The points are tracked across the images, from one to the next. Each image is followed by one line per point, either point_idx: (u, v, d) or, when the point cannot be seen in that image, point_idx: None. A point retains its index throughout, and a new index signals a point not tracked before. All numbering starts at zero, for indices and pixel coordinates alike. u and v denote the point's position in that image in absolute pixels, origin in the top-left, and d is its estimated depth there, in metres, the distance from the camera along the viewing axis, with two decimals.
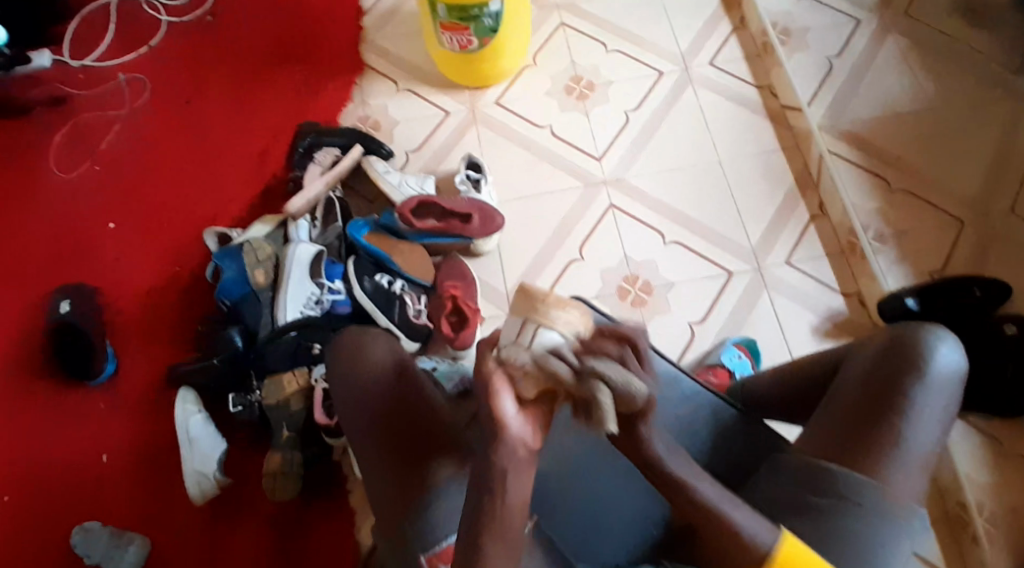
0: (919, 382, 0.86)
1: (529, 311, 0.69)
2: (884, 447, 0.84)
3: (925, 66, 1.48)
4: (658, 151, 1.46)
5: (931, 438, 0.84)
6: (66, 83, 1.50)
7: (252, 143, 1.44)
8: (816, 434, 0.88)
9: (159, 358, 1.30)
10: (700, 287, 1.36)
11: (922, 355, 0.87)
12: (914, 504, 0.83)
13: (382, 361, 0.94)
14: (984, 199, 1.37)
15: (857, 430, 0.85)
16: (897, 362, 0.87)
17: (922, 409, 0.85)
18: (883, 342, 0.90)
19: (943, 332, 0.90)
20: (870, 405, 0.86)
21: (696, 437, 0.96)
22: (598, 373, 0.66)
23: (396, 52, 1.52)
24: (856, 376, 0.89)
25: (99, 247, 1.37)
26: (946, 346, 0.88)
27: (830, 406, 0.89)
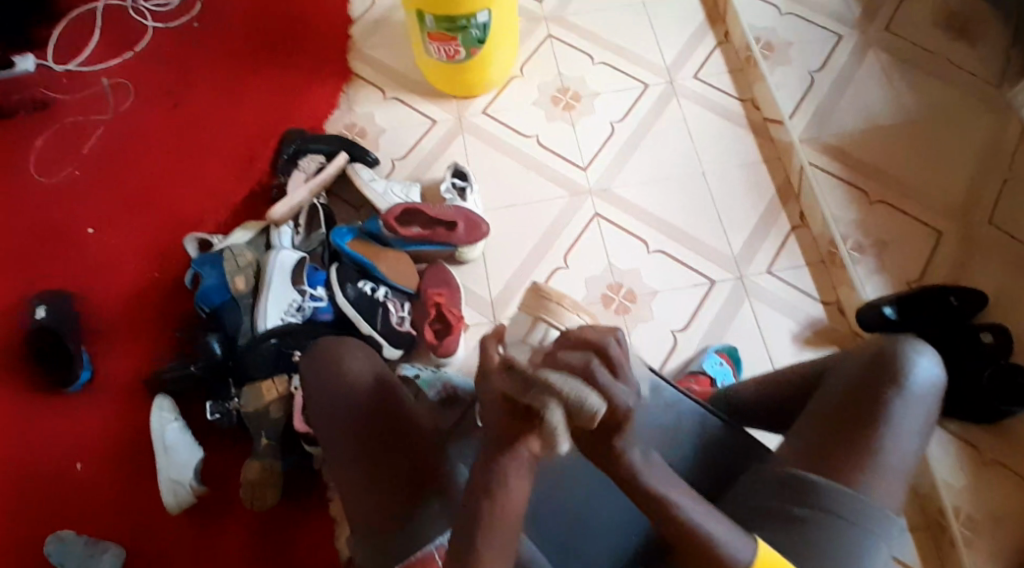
0: (900, 394, 0.87)
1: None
2: (863, 456, 0.84)
3: (905, 81, 1.51)
4: (642, 161, 1.47)
5: (910, 449, 0.85)
6: (50, 87, 1.49)
7: (237, 149, 1.43)
8: (796, 443, 0.89)
9: (140, 364, 1.29)
10: (683, 296, 1.37)
11: (903, 367, 0.88)
12: (893, 514, 0.84)
13: (361, 375, 0.93)
14: (962, 212, 1.39)
15: (837, 440, 0.86)
16: (877, 374, 0.88)
17: (901, 420, 0.86)
18: (865, 354, 0.91)
19: (922, 344, 0.91)
20: (850, 416, 0.87)
21: (680, 443, 0.96)
22: (549, 383, 0.64)
23: (383, 61, 1.53)
24: (837, 387, 0.90)
25: (80, 252, 1.36)
26: (926, 358, 0.89)
27: (811, 417, 0.90)
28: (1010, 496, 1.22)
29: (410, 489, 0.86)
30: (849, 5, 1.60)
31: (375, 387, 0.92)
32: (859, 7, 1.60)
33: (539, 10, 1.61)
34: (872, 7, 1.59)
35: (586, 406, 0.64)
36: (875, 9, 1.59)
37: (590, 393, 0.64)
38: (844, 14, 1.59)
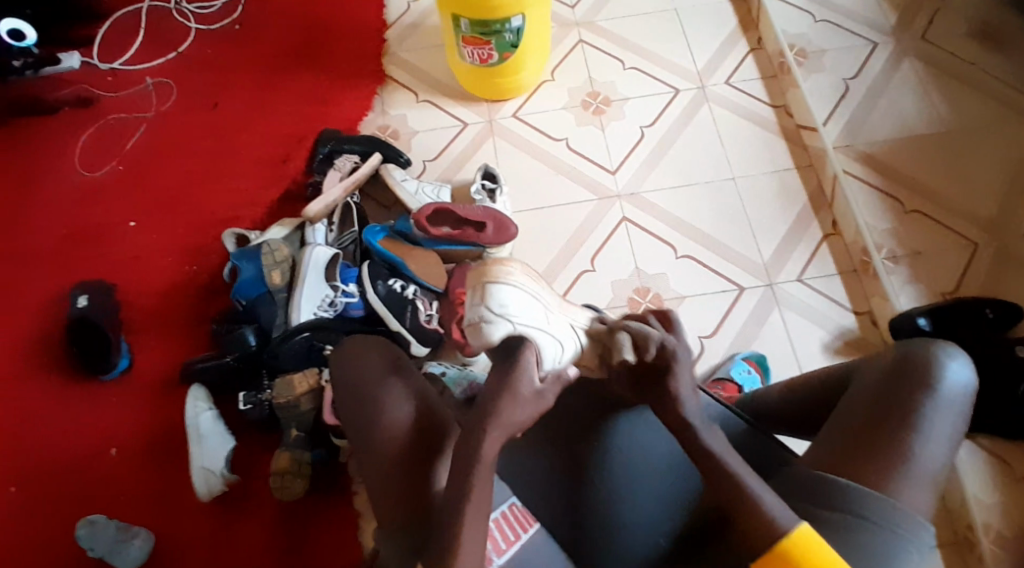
0: (928, 396, 0.87)
1: (479, 280, 1.02)
2: (894, 459, 0.84)
3: (942, 90, 1.49)
4: (672, 166, 1.47)
5: (942, 452, 0.85)
6: (97, 85, 1.54)
7: (273, 148, 1.47)
8: (823, 447, 0.89)
9: (174, 354, 1.32)
10: (710, 302, 1.37)
11: (933, 369, 0.88)
12: (924, 518, 0.83)
13: (383, 367, 0.95)
14: (999, 222, 1.37)
15: (866, 444, 0.86)
16: (907, 377, 0.89)
17: (931, 423, 0.86)
18: (894, 357, 0.92)
19: (953, 348, 0.91)
20: (879, 417, 0.87)
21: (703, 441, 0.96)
22: (624, 325, 0.86)
23: (416, 64, 1.56)
24: (864, 392, 0.91)
25: (119, 245, 1.40)
26: (956, 362, 0.89)
27: (838, 419, 0.90)
28: None
29: (426, 473, 0.87)
30: (885, 13, 1.59)
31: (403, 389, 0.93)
32: (895, 14, 1.58)
33: (572, 15, 1.63)
34: (909, 15, 1.58)
35: (648, 334, 0.81)
36: (911, 17, 1.57)
37: (648, 327, 0.83)
38: (880, 22, 1.58)
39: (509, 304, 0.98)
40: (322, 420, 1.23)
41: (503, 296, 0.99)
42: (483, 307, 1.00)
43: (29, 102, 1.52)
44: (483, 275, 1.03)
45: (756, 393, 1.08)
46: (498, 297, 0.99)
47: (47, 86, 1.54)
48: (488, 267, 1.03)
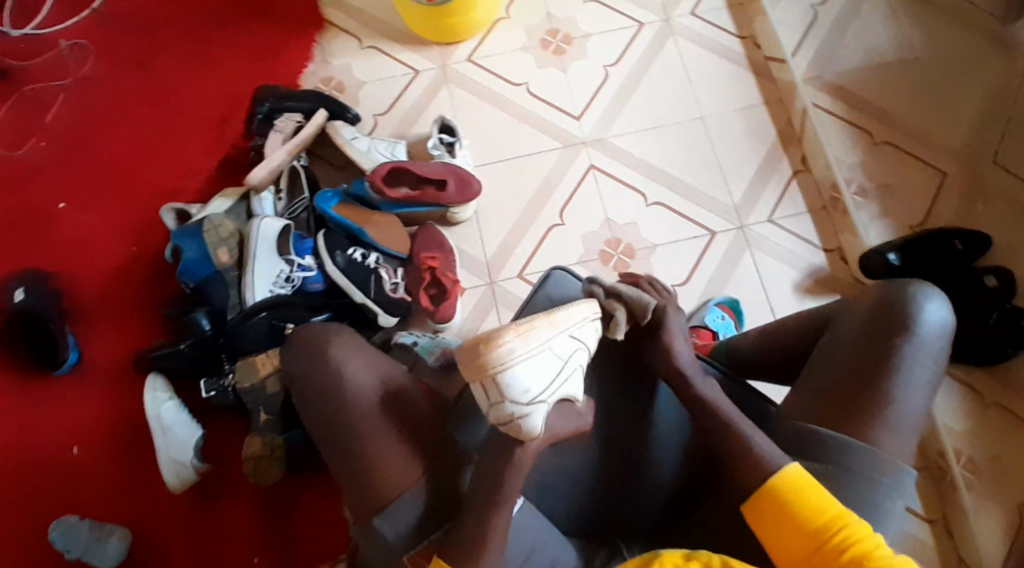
0: (907, 340, 0.83)
1: (478, 373, 0.78)
2: (875, 410, 0.81)
3: (909, 11, 1.44)
4: (640, 108, 1.40)
5: (922, 398, 0.82)
6: (5, 50, 1.38)
7: (210, 110, 1.34)
8: (806, 398, 0.86)
9: (126, 344, 1.23)
10: (684, 248, 1.33)
11: (910, 314, 0.84)
12: (907, 465, 0.81)
13: (341, 363, 0.86)
14: (967, 149, 1.35)
15: (849, 394, 0.83)
16: (885, 324, 0.84)
17: (911, 370, 0.82)
18: (870, 302, 0.86)
19: (929, 287, 0.86)
20: (860, 370, 0.83)
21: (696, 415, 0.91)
22: (618, 294, 0.89)
23: (358, 5, 1.43)
24: (844, 338, 0.86)
25: (51, 226, 1.28)
26: (934, 303, 0.84)
27: (818, 374, 0.86)
28: (1012, 437, 1.23)
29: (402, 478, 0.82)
30: None
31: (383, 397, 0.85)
32: None
33: None
34: None
35: (645, 302, 0.88)
36: None
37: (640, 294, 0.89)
38: None
39: (540, 382, 0.78)
40: (291, 400, 1.17)
41: (525, 379, 0.78)
42: (511, 404, 0.78)
43: None
44: (477, 360, 0.77)
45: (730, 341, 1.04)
46: (514, 381, 0.77)
47: None
48: (477, 343, 0.78)
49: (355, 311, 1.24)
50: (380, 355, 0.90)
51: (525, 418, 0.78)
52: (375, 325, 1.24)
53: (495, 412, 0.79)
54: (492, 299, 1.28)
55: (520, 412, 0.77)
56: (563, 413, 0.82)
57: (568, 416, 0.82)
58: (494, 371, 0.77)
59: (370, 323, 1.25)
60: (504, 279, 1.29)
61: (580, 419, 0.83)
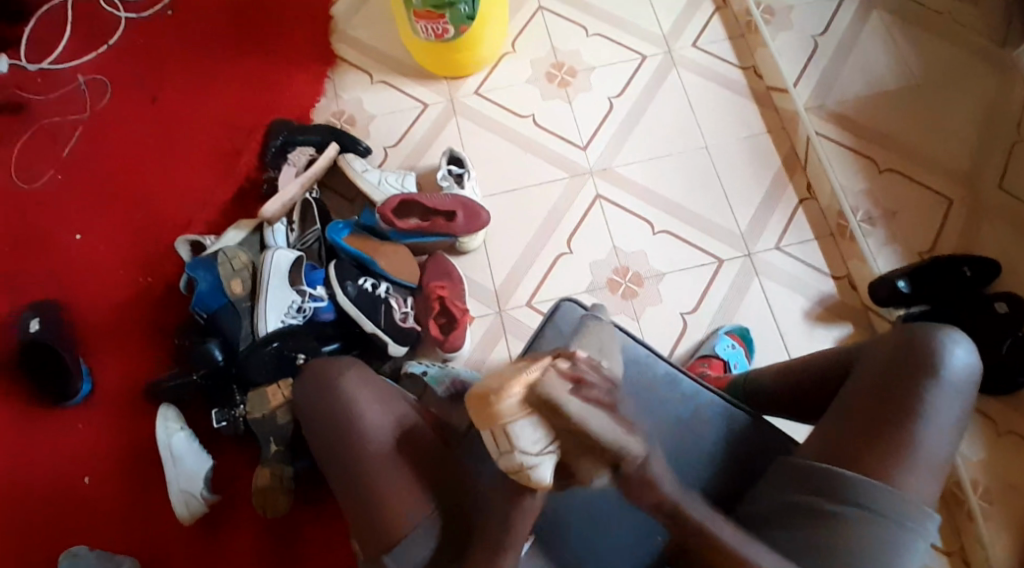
0: (933, 383, 0.83)
1: (489, 421, 0.71)
2: (897, 450, 0.81)
3: (910, 40, 1.46)
4: (645, 138, 1.42)
5: (944, 441, 0.82)
6: (24, 87, 1.42)
7: (222, 143, 1.37)
8: (825, 433, 0.85)
9: (137, 374, 1.24)
10: (691, 276, 1.34)
11: (936, 356, 0.84)
12: (928, 506, 0.81)
13: (346, 391, 0.90)
14: (972, 176, 1.36)
15: (869, 431, 0.82)
16: (910, 364, 0.84)
17: (935, 411, 0.82)
18: (896, 342, 0.87)
19: (957, 332, 0.86)
20: (885, 408, 0.83)
21: (703, 440, 0.94)
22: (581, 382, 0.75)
23: (367, 41, 1.46)
24: (868, 376, 0.86)
25: (65, 258, 1.30)
26: (961, 348, 0.85)
27: (839, 409, 0.86)
28: None
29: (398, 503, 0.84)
30: None
31: (394, 428, 0.89)
32: None
33: None
34: None
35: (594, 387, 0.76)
36: None
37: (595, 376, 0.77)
38: None
39: (554, 433, 0.72)
40: (301, 431, 1.18)
41: (539, 432, 0.71)
42: (520, 454, 0.72)
43: None
44: (489, 410, 0.71)
45: (749, 375, 1.05)
46: (527, 432, 0.71)
47: None
48: (489, 394, 0.71)
49: (365, 340, 1.26)
50: (391, 388, 0.93)
51: (535, 468, 0.73)
52: (384, 354, 1.26)
53: (506, 458, 0.73)
54: (501, 328, 1.29)
55: (530, 464, 0.72)
56: (567, 451, 0.77)
57: (573, 456, 0.77)
58: (507, 422, 0.70)
59: (378, 352, 1.26)
60: (512, 308, 1.30)
61: (583, 457, 0.78)
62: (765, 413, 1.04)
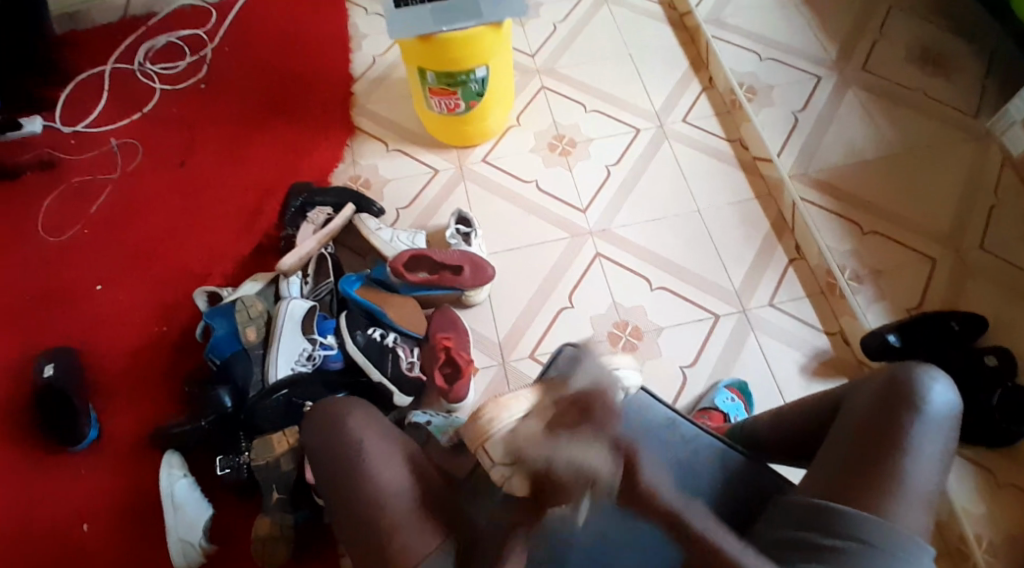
0: (915, 418, 0.83)
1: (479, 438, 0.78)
2: (888, 486, 0.80)
3: (885, 117, 1.56)
4: (640, 201, 1.50)
5: (933, 477, 0.81)
6: (59, 148, 1.53)
7: (243, 204, 1.46)
8: (818, 472, 0.85)
9: (149, 419, 1.27)
10: (687, 330, 1.38)
11: (918, 393, 0.84)
12: (921, 539, 0.78)
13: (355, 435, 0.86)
14: (953, 239, 1.42)
15: (859, 467, 0.82)
16: (892, 402, 0.84)
17: (920, 447, 0.82)
18: (878, 380, 0.87)
19: (937, 370, 0.87)
20: (871, 444, 0.83)
21: (701, 478, 0.93)
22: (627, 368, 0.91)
23: (383, 113, 1.57)
24: (855, 413, 0.86)
25: (85, 308, 1.36)
26: (940, 385, 0.85)
27: (831, 444, 0.86)
28: None
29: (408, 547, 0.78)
30: (826, 48, 1.67)
31: (402, 456, 0.86)
32: (835, 49, 1.67)
33: (533, 63, 1.67)
34: (849, 46, 1.66)
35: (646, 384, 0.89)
36: (851, 50, 1.66)
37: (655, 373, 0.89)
38: (822, 56, 1.66)
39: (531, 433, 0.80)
40: (304, 480, 1.16)
41: (518, 432, 0.79)
42: (507, 465, 0.78)
43: None
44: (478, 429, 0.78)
45: (745, 422, 1.04)
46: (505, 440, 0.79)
47: (8, 150, 1.52)
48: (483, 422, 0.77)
49: (372, 392, 1.27)
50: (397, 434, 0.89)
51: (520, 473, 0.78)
52: (390, 404, 1.27)
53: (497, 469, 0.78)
54: (505, 379, 1.32)
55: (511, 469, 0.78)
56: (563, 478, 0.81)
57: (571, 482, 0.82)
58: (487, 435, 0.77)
59: (385, 403, 1.28)
60: (516, 360, 1.34)
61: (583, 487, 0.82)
62: (770, 464, 1.01)
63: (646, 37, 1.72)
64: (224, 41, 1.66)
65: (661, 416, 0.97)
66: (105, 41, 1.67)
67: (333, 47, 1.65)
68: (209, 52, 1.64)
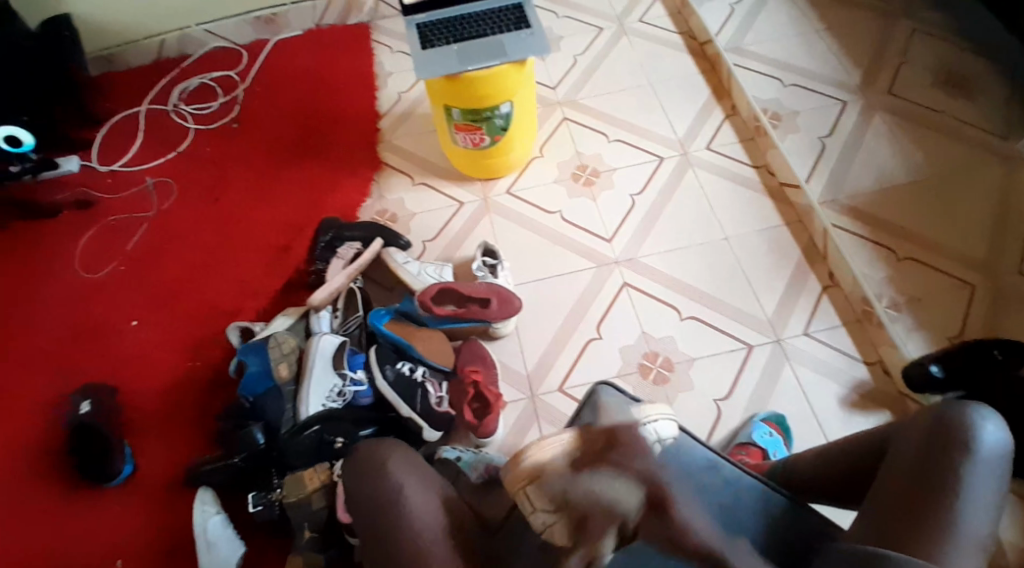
0: (966, 460, 0.80)
1: (514, 482, 0.81)
2: (935, 532, 0.77)
3: (914, 139, 1.55)
4: (666, 228, 1.49)
5: (985, 520, 0.77)
6: (93, 187, 1.56)
7: (273, 240, 1.47)
8: (867, 522, 0.82)
9: (182, 455, 1.27)
10: (719, 361, 1.36)
11: (968, 434, 0.81)
12: None
13: (396, 475, 0.86)
14: (991, 264, 1.40)
15: (909, 516, 0.79)
16: (941, 445, 0.81)
17: (973, 493, 0.78)
18: (925, 422, 0.85)
19: (986, 409, 0.84)
20: (922, 490, 0.80)
21: (743, 525, 0.91)
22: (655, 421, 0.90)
23: (408, 148, 1.58)
24: (904, 458, 0.84)
25: (119, 345, 1.38)
26: (991, 423, 0.82)
27: (882, 490, 0.83)
28: None
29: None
30: (849, 73, 1.66)
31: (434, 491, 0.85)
32: (859, 73, 1.66)
33: (555, 96, 1.69)
34: (872, 70, 1.66)
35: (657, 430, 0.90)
36: (875, 74, 1.65)
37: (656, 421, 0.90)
38: (846, 81, 1.65)
39: (572, 487, 0.79)
40: (336, 515, 1.13)
41: (557, 485, 0.79)
42: (542, 513, 0.80)
43: (26, 205, 1.53)
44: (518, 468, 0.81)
45: (793, 461, 1.01)
46: (546, 491, 0.80)
47: (46, 190, 1.56)
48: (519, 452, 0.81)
49: (401, 426, 1.26)
50: (433, 471, 0.89)
51: (561, 522, 0.80)
52: (419, 438, 1.26)
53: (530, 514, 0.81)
54: (534, 413, 1.31)
55: (551, 519, 0.80)
56: (604, 520, 0.78)
57: (611, 523, 0.78)
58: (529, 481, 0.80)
59: (414, 437, 1.26)
60: (545, 393, 1.32)
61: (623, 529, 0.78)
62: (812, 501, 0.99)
63: (669, 66, 1.72)
64: (254, 82, 1.70)
65: (702, 459, 0.95)
66: (141, 84, 1.71)
67: (360, 84, 1.68)
68: (241, 93, 1.68)
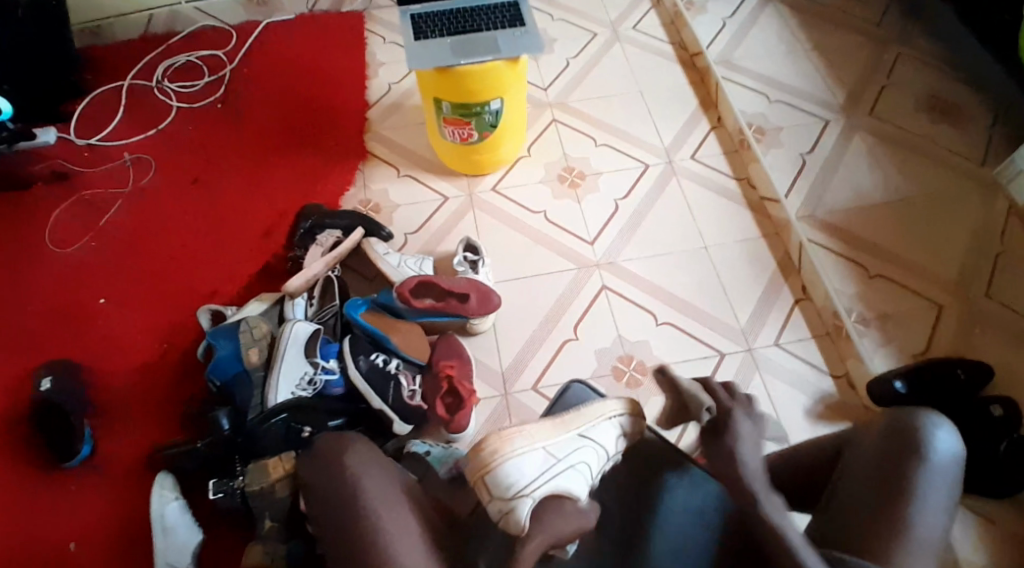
0: (920, 465, 0.81)
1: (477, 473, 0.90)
2: (892, 535, 0.78)
3: (892, 161, 1.58)
4: (648, 234, 1.50)
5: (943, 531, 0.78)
6: (70, 160, 1.54)
7: (252, 223, 1.46)
8: (823, 523, 0.83)
9: (144, 437, 1.25)
10: (692, 369, 1.36)
11: (920, 438, 0.83)
12: None
13: (357, 466, 0.85)
14: (960, 285, 1.42)
15: (865, 520, 0.80)
16: (895, 451, 0.83)
17: (924, 497, 0.80)
18: (882, 427, 0.86)
19: (939, 417, 0.86)
20: (877, 494, 0.81)
21: None
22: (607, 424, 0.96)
23: (394, 140, 1.58)
24: (859, 462, 0.85)
25: (86, 321, 1.35)
26: (942, 430, 0.84)
27: (840, 493, 0.84)
28: None
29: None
30: (835, 92, 1.69)
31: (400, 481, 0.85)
32: (844, 94, 1.69)
33: (546, 97, 1.69)
34: (857, 91, 1.68)
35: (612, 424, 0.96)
36: (859, 95, 1.68)
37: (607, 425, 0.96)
38: (830, 100, 1.68)
39: (530, 474, 0.89)
40: (299, 506, 1.10)
41: (516, 471, 0.89)
42: (499, 500, 0.87)
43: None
44: (480, 459, 0.91)
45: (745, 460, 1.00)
46: (504, 478, 0.88)
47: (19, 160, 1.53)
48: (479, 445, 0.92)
49: (372, 418, 1.26)
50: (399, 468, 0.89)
51: (515, 509, 0.85)
52: (389, 431, 1.26)
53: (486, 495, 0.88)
54: (507, 410, 1.30)
55: (507, 504, 0.85)
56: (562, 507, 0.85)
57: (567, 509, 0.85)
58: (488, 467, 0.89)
59: (385, 431, 1.26)
60: (518, 390, 1.32)
61: (579, 516, 0.85)
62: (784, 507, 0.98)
63: (659, 74, 1.74)
64: (242, 63, 1.68)
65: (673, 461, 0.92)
66: (126, 59, 1.68)
67: (350, 73, 1.66)
68: (229, 73, 1.66)
